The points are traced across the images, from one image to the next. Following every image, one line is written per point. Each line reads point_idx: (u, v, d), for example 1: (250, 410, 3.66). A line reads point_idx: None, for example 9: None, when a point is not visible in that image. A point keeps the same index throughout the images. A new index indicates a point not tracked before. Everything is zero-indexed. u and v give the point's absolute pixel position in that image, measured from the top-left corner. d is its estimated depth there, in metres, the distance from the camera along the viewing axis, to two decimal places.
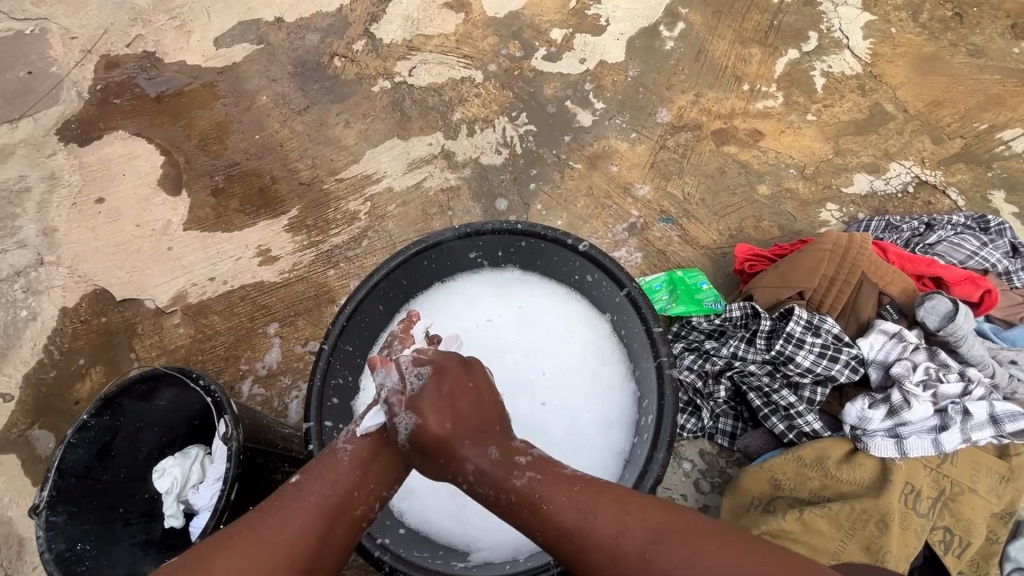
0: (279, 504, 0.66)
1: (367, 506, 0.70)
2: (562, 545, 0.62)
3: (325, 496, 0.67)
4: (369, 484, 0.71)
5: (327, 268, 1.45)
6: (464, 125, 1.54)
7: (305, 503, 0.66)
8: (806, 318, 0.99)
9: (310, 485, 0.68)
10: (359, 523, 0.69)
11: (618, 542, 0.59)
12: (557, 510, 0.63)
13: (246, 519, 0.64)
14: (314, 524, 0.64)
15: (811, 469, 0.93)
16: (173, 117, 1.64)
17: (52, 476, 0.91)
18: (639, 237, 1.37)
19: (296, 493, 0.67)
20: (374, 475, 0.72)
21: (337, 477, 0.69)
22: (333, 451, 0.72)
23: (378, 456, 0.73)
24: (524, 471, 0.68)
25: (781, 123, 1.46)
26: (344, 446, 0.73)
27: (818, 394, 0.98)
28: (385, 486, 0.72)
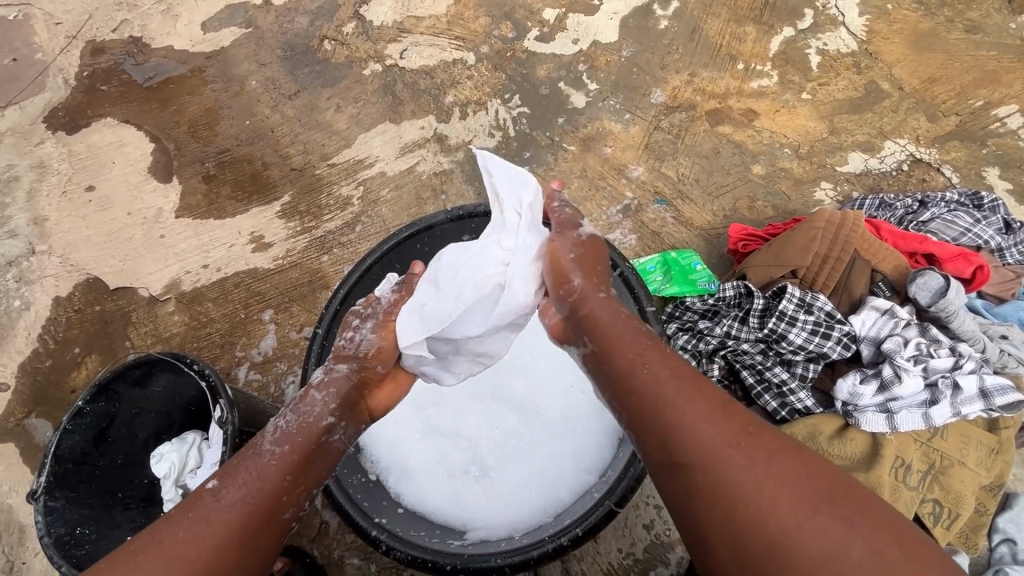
0: (197, 515, 0.63)
1: (296, 509, 0.69)
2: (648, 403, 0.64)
3: (248, 506, 0.65)
4: (298, 488, 0.69)
5: (320, 253, 1.45)
6: (457, 108, 1.53)
7: (227, 516, 0.64)
8: (799, 296, 0.99)
9: (230, 492, 0.65)
10: (288, 527, 0.68)
11: (703, 438, 0.60)
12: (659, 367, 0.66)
13: (157, 530, 0.62)
14: (235, 534, 0.63)
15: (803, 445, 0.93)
16: (161, 104, 1.62)
17: (48, 462, 0.91)
18: (633, 219, 1.36)
19: (211, 501, 0.64)
20: (304, 475, 0.70)
21: (260, 482, 0.67)
22: (257, 451, 0.69)
23: (305, 461, 0.71)
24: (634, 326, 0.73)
25: (775, 103, 1.45)
26: (269, 448, 0.70)
27: (810, 370, 0.98)
28: (312, 487, 0.71)
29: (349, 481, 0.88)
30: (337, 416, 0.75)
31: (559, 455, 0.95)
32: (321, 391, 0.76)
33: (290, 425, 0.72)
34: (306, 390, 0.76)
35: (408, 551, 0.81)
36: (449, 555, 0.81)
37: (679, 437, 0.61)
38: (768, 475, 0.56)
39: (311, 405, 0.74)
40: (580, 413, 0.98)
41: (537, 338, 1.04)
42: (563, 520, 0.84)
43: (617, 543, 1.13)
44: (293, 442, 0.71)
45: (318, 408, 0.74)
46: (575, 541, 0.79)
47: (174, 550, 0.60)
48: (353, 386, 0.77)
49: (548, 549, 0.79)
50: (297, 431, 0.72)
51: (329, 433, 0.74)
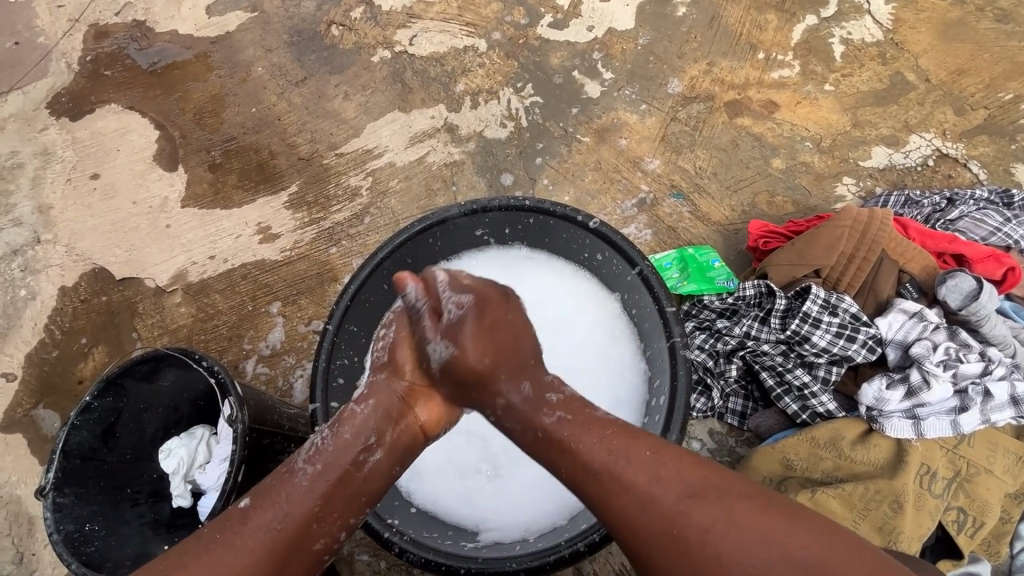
0: (223, 542, 0.63)
1: (327, 540, 0.66)
2: (586, 484, 0.63)
3: (272, 534, 0.64)
4: (330, 515, 0.67)
5: (328, 245, 1.42)
6: (468, 97, 1.49)
7: (251, 546, 0.62)
8: (823, 297, 0.95)
9: (259, 516, 0.65)
10: (318, 557, 0.66)
11: (652, 492, 0.60)
12: (587, 450, 0.64)
13: (192, 549, 0.63)
14: (259, 565, 0.62)
15: (824, 449, 0.91)
16: (166, 90, 1.59)
17: (57, 458, 0.89)
18: (649, 213, 1.33)
19: (239, 524, 0.64)
20: (337, 502, 0.67)
21: (289, 508, 0.65)
22: (291, 471, 0.68)
23: (341, 482, 0.68)
24: (553, 410, 0.68)
25: (797, 94, 1.41)
26: (302, 467, 0.68)
27: (834, 373, 0.95)
28: (348, 515, 0.68)
29: None
30: (377, 436, 0.71)
31: None
32: (361, 405, 0.74)
33: (325, 443, 0.70)
34: (347, 405, 0.74)
35: (422, 554, 0.80)
36: (464, 559, 0.80)
37: (629, 496, 0.60)
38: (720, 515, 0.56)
39: (353, 420, 0.72)
40: None
41: (551, 335, 1.01)
42: (578, 524, 0.83)
43: None
44: (326, 463, 0.68)
45: (359, 422, 0.72)
46: (592, 547, 0.77)
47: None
48: (393, 398, 0.74)
49: (563, 556, 0.77)
50: (333, 450, 0.69)
51: (367, 451, 0.70)
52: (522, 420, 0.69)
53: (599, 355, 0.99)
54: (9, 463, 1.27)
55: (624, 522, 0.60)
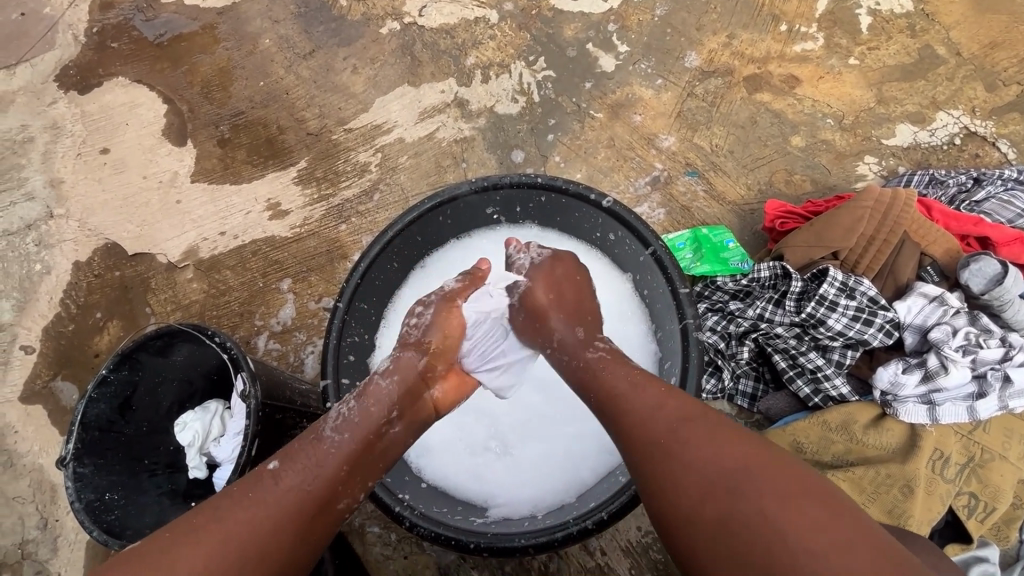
0: (256, 495, 0.64)
1: (349, 500, 0.70)
2: (603, 405, 0.71)
3: (304, 491, 0.66)
4: (355, 477, 0.71)
5: (338, 222, 1.41)
6: (478, 71, 1.45)
7: (284, 498, 0.65)
8: (841, 280, 0.93)
9: (288, 474, 0.67)
10: (340, 518, 0.69)
11: (652, 412, 0.66)
12: (612, 377, 0.73)
13: (221, 503, 0.64)
14: (293, 519, 0.64)
15: (835, 433, 0.90)
16: (174, 63, 1.57)
17: (76, 429, 0.90)
18: (662, 191, 1.30)
19: (272, 482, 0.66)
20: (361, 467, 0.72)
21: (319, 469, 0.68)
22: (319, 437, 0.71)
23: (366, 447, 0.72)
24: (598, 349, 0.79)
25: (820, 68, 1.36)
26: (330, 435, 0.72)
27: (848, 357, 0.93)
28: (369, 479, 0.73)
29: None
30: (397, 410, 0.77)
31: (580, 437, 0.95)
32: (385, 379, 0.79)
33: (351, 413, 0.74)
34: (372, 377, 0.79)
35: (432, 528, 0.80)
36: (472, 534, 0.81)
37: (630, 418, 0.67)
38: (711, 437, 0.61)
39: (374, 396, 0.76)
40: None
41: None
42: (587, 502, 0.84)
43: (637, 522, 1.12)
44: (353, 431, 0.72)
45: (382, 398, 0.77)
46: (600, 524, 0.78)
47: (227, 530, 0.61)
48: (416, 373, 0.81)
49: (572, 532, 0.78)
50: (358, 420, 0.74)
51: (389, 423, 0.75)
52: (568, 352, 0.81)
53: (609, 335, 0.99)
54: (30, 433, 1.30)
55: (628, 437, 0.67)
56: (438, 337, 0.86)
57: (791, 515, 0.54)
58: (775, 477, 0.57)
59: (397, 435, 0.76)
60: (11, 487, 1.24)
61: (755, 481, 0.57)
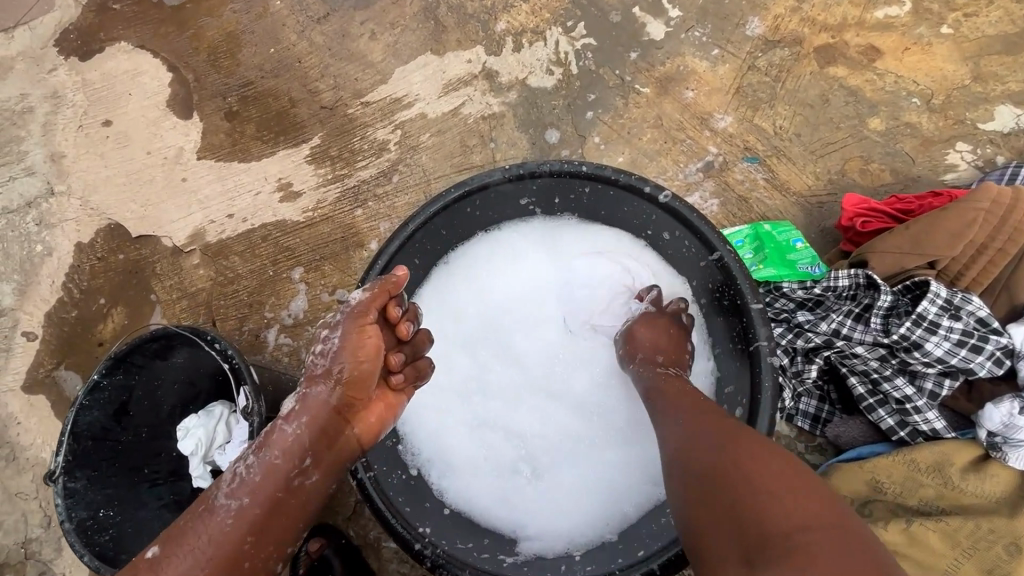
0: None
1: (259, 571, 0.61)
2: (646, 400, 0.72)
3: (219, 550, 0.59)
4: (264, 543, 0.61)
5: (354, 206, 1.30)
6: (510, 38, 1.30)
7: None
8: (945, 297, 0.79)
9: (176, 553, 0.58)
10: None
11: (679, 402, 0.67)
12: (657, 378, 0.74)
13: None
14: None
15: (925, 475, 0.77)
16: (178, 26, 1.44)
17: (66, 440, 0.82)
18: (717, 179, 1.15)
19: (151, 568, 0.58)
20: (272, 527, 0.61)
21: (212, 539, 0.59)
22: (209, 509, 0.60)
23: (270, 510, 0.61)
24: (664, 369, 0.75)
25: (905, 38, 1.18)
26: (222, 503, 0.61)
27: (945, 387, 0.80)
28: (282, 542, 0.62)
29: (389, 483, 0.78)
30: (311, 456, 0.63)
31: (623, 465, 0.83)
32: (291, 424, 0.64)
33: (248, 474, 0.62)
34: (272, 423, 0.64)
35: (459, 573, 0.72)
36: None
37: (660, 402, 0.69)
38: (714, 425, 0.60)
39: (279, 441, 0.63)
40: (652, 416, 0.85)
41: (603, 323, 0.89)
42: (635, 550, 0.75)
43: None
44: (252, 495, 0.61)
45: (288, 445, 0.63)
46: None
47: None
48: (328, 411, 0.65)
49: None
50: (258, 478, 0.62)
51: (301, 474, 0.63)
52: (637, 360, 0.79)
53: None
54: (32, 425, 1.23)
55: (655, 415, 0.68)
56: (348, 364, 0.66)
57: (760, 478, 0.51)
58: (766, 459, 0.53)
59: (315, 486, 0.64)
60: (14, 482, 1.18)
61: (761, 467, 0.52)
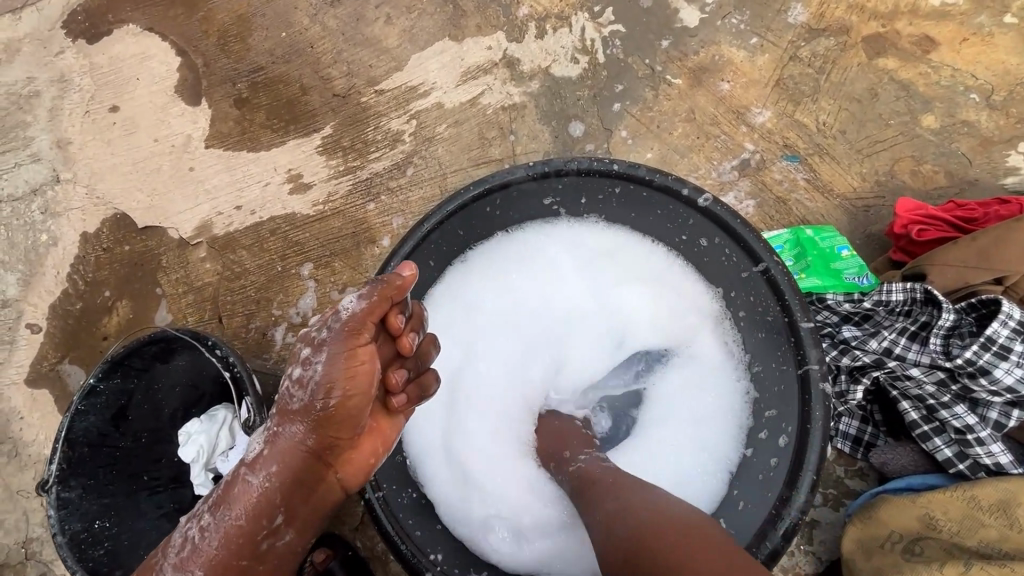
0: None
1: None
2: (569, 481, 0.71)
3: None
4: None
5: (366, 200, 1.24)
6: (533, 23, 1.22)
7: None
8: (1017, 319, 0.71)
9: None
10: None
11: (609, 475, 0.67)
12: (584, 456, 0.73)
13: None
14: None
15: (987, 515, 0.69)
16: (187, 8, 1.38)
17: (61, 447, 0.78)
18: (753, 179, 1.07)
19: None
20: None
21: None
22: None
23: (240, 571, 0.62)
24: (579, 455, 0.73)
25: (965, 27, 1.08)
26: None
27: (1009, 417, 0.72)
28: None
29: (397, 504, 0.73)
30: (281, 513, 0.61)
31: None
32: (256, 475, 0.61)
33: (210, 538, 0.61)
34: (237, 474, 0.62)
35: None
36: None
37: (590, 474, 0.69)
38: (644, 499, 0.60)
39: (242, 495, 0.61)
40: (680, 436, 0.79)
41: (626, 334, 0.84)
42: None
43: None
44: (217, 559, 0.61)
45: (254, 502, 0.61)
46: None
47: None
48: (303, 455, 0.61)
49: None
50: (213, 547, 0.61)
51: (273, 533, 0.62)
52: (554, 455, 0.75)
53: (686, 358, 0.80)
54: (36, 420, 1.20)
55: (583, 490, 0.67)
56: (332, 399, 0.59)
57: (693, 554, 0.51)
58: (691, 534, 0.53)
59: (289, 542, 0.63)
60: (16, 479, 1.16)
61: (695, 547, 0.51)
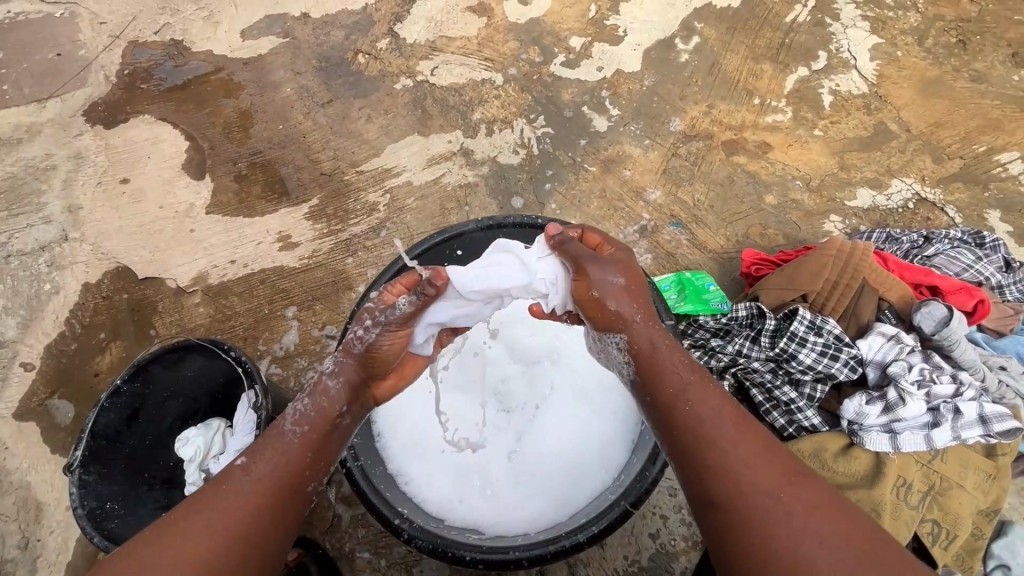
0: (228, 487, 0.68)
1: (316, 484, 0.74)
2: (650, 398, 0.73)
3: (274, 479, 0.70)
4: (315, 462, 0.74)
5: (345, 255, 1.50)
6: (484, 125, 1.60)
7: (252, 489, 0.68)
8: (809, 318, 1.02)
9: (254, 470, 0.70)
10: (307, 499, 0.73)
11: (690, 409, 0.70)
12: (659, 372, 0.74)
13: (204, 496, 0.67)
14: (260, 511, 0.67)
15: (808, 461, 0.96)
16: (199, 105, 1.69)
17: (85, 437, 0.94)
18: (649, 239, 1.42)
19: (241, 476, 0.69)
20: (321, 451, 0.76)
21: (280, 459, 0.72)
22: (280, 432, 0.74)
23: (325, 434, 0.76)
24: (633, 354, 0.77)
25: (789, 137, 1.53)
26: (290, 428, 0.75)
27: (818, 390, 1.01)
28: (328, 465, 0.76)
29: (374, 471, 0.91)
30: (348, 404, 0.80)
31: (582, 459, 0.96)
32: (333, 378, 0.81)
33: (308, 407, 0.77)
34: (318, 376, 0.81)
35: (428, 541, 0.84)
36: (468, 549, 0.83)
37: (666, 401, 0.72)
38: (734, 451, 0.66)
39: (325, 392, 0.79)
40: (601, 408, 1.00)
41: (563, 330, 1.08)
42: (576, 519, 0.87)
43: (623, 551, 1.14)
44: (313, 423, 0.76)
45: (332, 394, 0.79)
46: (590, 539, 0.82)
47: (205, 526, 0.64)
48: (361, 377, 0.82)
49: (564, 546, 0.82)
50: (314, 412, 0.77)
51: (341, 415, 0.79)
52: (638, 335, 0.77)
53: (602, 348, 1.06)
54: (20, 451, 1.30)
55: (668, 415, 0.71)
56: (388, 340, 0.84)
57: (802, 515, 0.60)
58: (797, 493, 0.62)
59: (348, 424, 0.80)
60: None
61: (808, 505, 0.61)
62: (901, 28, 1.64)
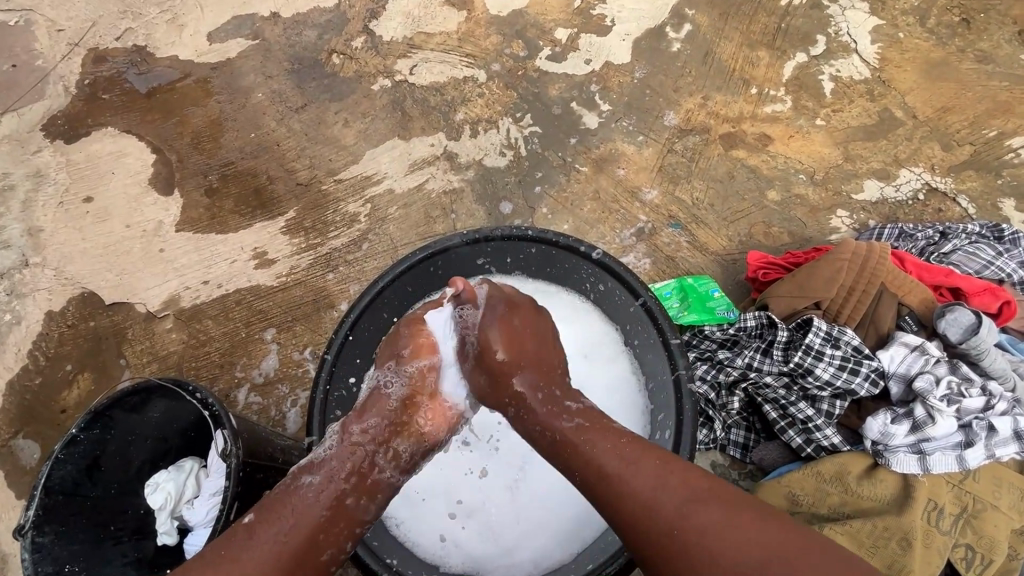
0: (232, 551, 0.65)
1: (333, 550, 0.70)
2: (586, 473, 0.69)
3: (287, 541, 0.66)
4: (337, 525, 0.70)
5: (326, 271, 1.41)
6: (467, 125, 1.51)
7: (261, 552, 0.64)
8: (824, 329, 0.96)
9: (265, 529, 0.66)
10: (323, 567, 0.69)
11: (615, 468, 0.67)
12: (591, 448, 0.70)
13: (210, 560, 0.64)
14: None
15: (830, 485, 0.91)
16: (164, 114, 1.59)
17: (38, 494, 0.85)
18: (647, 242, 1.35)
19: (245, 539, 0.66)
20: (343, 511, 0.71)
21: (297, 517, 0.68)
22: (295, 485, 0.71)
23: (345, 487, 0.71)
24: (569, 421, 0.74)
25: (789, 128, 1.45)
26: (307, 479, 0.71)
27: (837, 407, 0.95)
28: (352, 524, 0.71)
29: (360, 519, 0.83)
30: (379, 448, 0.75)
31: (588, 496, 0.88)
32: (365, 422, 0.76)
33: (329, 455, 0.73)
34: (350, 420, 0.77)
35: None
36: None
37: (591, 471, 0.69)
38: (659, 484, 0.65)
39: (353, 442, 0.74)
40: None
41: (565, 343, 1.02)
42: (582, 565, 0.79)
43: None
44: (333, 476, 0.72)
45: (357, 442, 0.74)
46: None
47: None
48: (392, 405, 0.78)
49: None
50: (336, 461, 0.73)
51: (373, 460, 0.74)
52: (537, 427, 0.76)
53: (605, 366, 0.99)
54: None
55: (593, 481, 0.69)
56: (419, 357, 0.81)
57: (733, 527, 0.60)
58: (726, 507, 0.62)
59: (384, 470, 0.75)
60: None
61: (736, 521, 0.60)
62: (902, 8, 1.55)
